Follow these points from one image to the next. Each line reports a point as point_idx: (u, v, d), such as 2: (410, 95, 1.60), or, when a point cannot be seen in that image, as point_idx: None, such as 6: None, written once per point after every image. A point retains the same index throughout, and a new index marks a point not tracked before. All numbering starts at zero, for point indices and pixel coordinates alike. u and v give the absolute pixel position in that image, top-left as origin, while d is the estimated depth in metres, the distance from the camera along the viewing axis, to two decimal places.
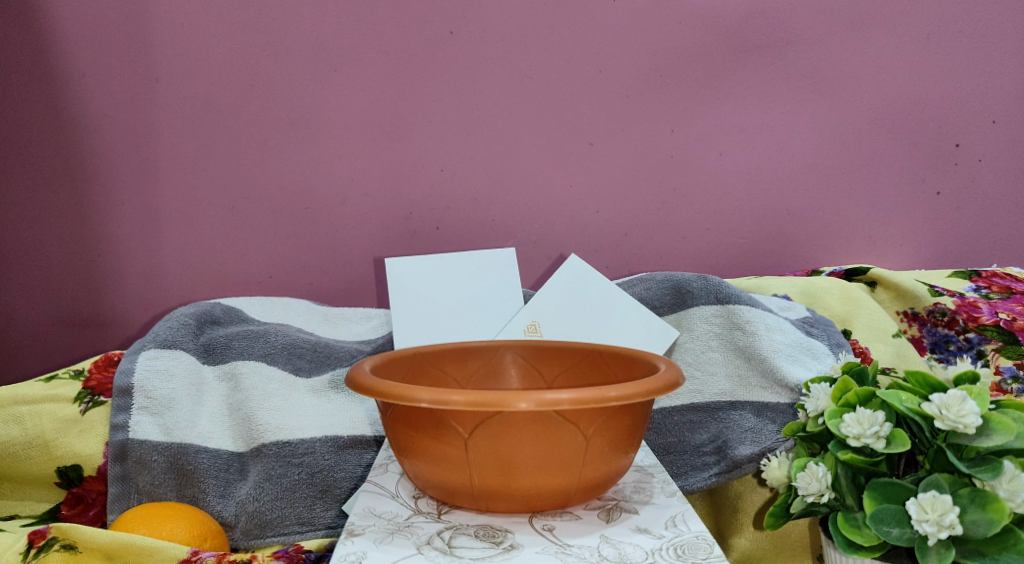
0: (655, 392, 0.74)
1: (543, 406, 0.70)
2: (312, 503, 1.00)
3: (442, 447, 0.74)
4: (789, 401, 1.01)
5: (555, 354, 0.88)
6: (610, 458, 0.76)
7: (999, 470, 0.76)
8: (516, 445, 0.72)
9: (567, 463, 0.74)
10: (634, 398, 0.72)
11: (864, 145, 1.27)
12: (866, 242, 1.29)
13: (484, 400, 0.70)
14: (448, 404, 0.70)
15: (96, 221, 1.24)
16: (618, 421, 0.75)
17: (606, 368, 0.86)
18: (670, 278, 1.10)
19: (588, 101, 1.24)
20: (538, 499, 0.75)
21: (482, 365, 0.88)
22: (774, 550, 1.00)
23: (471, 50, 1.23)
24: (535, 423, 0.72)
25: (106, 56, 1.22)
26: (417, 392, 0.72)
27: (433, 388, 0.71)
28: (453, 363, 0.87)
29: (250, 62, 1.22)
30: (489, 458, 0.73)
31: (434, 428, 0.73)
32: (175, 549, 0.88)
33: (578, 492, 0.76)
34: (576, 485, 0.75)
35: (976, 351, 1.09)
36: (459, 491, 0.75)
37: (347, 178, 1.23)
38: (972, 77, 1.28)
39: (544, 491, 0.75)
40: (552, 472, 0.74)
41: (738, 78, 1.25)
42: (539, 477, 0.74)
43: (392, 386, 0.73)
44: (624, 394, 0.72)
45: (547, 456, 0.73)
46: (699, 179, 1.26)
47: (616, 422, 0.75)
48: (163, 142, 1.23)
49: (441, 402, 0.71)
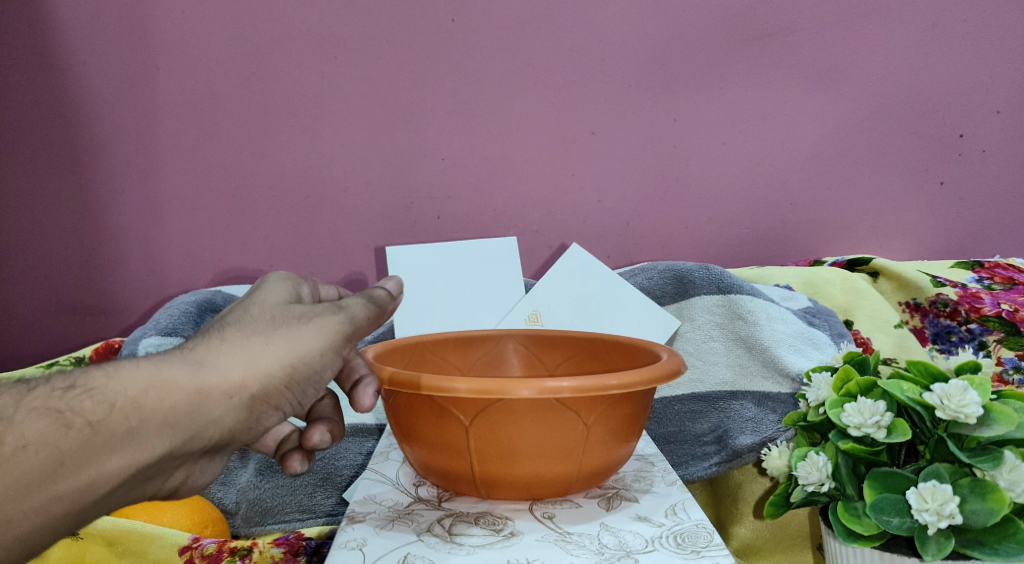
0: (655, 380, 0.73)
1: (543, 394, 0.70)
2: (312, 490, 1.02)
3: (443, 433, 0.74)
4: (789, 391, 1.00)
5: (557, 344, 0.88)
6: (609, 446, 0.76)
7: (1000, 460, 0.76)
8: (517, 432, 0.72)
9: (568, 451, 0.74)
10: (635, 386, 0.72)
11: (866, 135, 1.27)
12: (868, 233, 1.29)
13: (485, 388, 0.70)
14: (449, 392, 0.70)
15: (97, 210, 1.24)
16: (619, 409, 0.75)
17: (607, 357, 0.85)
18: (672, 268, 1.10)
19: (589, 89, 1.24)
20: (539, 486, 0.75)
21: (485, 354, 0.88)
22: (774, 539, 1.01)
23: (471, 39, 1.22)
24: (537, 411, 0.72)
25: (106, 43, 1.21)
26: (419, 379, 0.72)
27: (435, 375, 0.71)
28: (455, 351, 0.87)
29: (250, 50, 1.22)
30: (492, 446, 0.73)
31: (438, 415, 0.73)
32: (176, 536, 0.90)
33: (578, 480, 0.76)
34: (577, 473, 0.75)
35: (978, 343, 1.09)
36: (460, 478, 0.76)
37: (347, 166, 1.23)
38: (978, 66, 1.27)
39: (544, 478, 0.74)
40: (553, 460, 0.74)
41: (740, 67, 1.24)
42: (539, 465, 0.74)
43: (394, 373, 0.73)
44: (625, 382, 0.72)
45: (550, 444, 0.73)
46: (701, 170, 1.26)
47: (616, 410, 0.75)
48: (163, 129, 1.22)
49: (443, 390, 0.70)
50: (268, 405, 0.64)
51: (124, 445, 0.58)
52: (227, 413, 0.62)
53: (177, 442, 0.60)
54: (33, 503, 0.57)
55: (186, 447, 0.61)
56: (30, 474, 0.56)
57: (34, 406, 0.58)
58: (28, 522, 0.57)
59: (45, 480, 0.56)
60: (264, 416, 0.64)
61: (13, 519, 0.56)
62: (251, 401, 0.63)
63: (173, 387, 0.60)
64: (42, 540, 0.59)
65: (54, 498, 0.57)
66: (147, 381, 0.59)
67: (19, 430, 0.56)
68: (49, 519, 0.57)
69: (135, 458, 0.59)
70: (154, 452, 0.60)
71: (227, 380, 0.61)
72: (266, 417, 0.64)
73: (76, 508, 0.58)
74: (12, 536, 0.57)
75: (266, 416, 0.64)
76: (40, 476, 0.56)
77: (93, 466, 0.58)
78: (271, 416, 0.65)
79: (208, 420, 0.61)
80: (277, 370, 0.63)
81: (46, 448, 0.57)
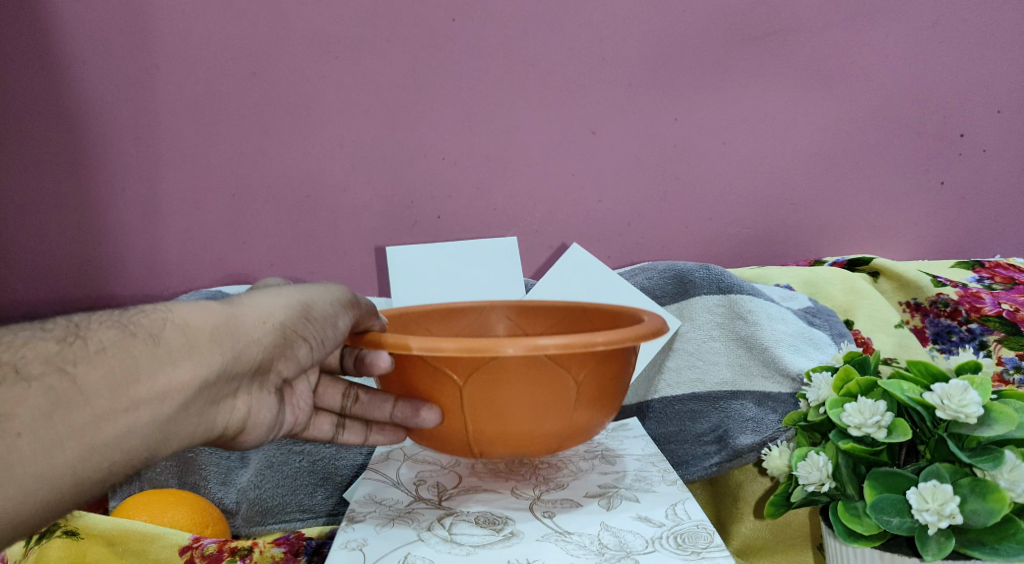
0: (642, 339, 0.73)
1: (530, 352, 0.69)
2: (312, 490, 1.02)
3: (436, 395, 0.74)
4: (790, 392, 1.00)
5: (543, 313, 0.88)
6: (598, 405, 0.76)
7: (1000, 460, 0.76)
8: (507, 392, 0.72)
9: (558, 410, 0.73)
10: (621, 344, 0.72)
11: (867, 134, 1.27)
12: (869, 233, 1.29)
13: (473, 346, 0.70)
14: (438, 350, 0.70)
15: (97, 210, 1.24)
16: (607, 368, 0.75)
17: (589, 323, 0.86)
18: (672, 268, 1.10)
19: (591, 90, 1.24)
20: (531, 448, 0.75)
21: (472, 325, 0.88)
22: (774, 539, 1.01)
23: (471, 39, 1.22)
24: (527, 370, 0.71)
25: (106, 44, 1.22)
26: (409, 340, 0.72)
27: (424, 336, 0.71)
28: (439, 322, 0.87)
29: (251, 50, 1.22)
30: (483, 407, 0.73)
31: (429, 378, 0.74)
32: (176, 536, 0.90)
33: (570, 441, 0.76)
34: (568, 433, 0.75)
35: (978, 342, 1.09)
36: (453, 441, 0.76)
37: (347, 166, 1.23)
38: (978, 66, 1.26)
39: (536, 440, 0.74)
40: (543, 420, 0.73)
41: (740, 67, 1.24)
42: (530, 426, 0.73)
43: (385, 336, 0.73)
44: (610, 340, 0.71)
45: (540, 403, 0.73)
46: (701, 169, 1.26)
47: (602, 371, 0.75)
48: (164, 129, 1.23)
49: (431, 349, 0.70)
50: (297, 336, 0.71)
51: (185, 357, 0.64)
52: (268, 337, 0.69)
53: (229, 358, 0.66)
54: (112, 405, 0.62)
55: (236, 365, 0.67)
56: (108, 377, 0.62)
57: (102, 322, 0.65)
58: (110, 426, 0.62)
59: (122, 385, 0.62)
60: (296, 347, 0.72)
61: (98, 420, 0.61)
62: (284, 328, 0.70)
63: (218, 309, 0.67)
64: (123, 446, 0.63)
65: (131, 401, 0.62)
66: (195, 306, 0.66)
67: (93, 337, 0.63)
68: (131, 426, 0.62)
69: (197, 370, 0.65)
70: (211, 366, 0.65)
71: (259, 308, 0.69)
72: (300, 348, 0.72)
73: (152, 414, 0.63)
74: (96, 443, 0.62)
75: (296, 346, 0.72)
76: (118, 378, 0.62)
77: (160, 374, 0.63)
78: (300, 348, 0.72)
79: (250, 340, 0.68)
80: (297, 304, 0.71)
81: (120, 353, 0.63)
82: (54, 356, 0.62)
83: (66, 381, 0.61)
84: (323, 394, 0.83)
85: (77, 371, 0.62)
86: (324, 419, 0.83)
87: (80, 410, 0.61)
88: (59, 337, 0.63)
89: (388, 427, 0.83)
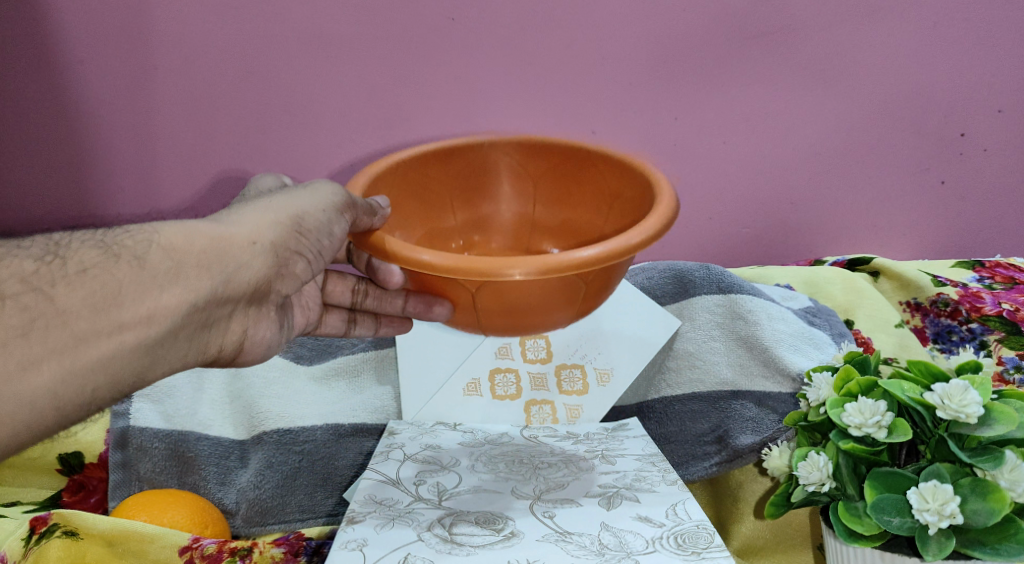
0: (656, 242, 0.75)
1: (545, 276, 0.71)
2: (312, 490, 1.02)
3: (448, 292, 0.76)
4: (790, 391, 1.00)
5: (540, 153, 0.89)
6: (605, 288, 0.79)
7: (1001, 460, 0.75)
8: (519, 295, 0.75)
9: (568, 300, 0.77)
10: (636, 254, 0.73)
11: (869, 134, 1.26)
12: (862, 227, 1.33)
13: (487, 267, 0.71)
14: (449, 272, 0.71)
15: (98, 206, 1.30)
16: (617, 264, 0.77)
17: (589, 168, 0.88)
18: (672, 268, 1.13)
19: (591, 93, 1.21)
20: (541, 325, 0.79)
21: (467, 163, 0.89)
22: (775, 539, 1.00)
23: (467, 40, 1.18)
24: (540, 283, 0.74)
25: (93, 44, 1.17)
26: (422, 258, 0.72)
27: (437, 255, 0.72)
28: (436, 166, 0.88)
29: (242, 51, 1.18)
30: (493, 303, 0.76)
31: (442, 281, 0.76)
32: (177, 536, 0.90)
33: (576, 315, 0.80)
34: (576, 310, 0.79)
35: (978, 342, 1.07)
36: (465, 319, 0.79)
37: (346, 166, 1.27)
38: (992, 69, 1.22)
39: (546, 320, 0.78)
40: (553, 308, 0.77)
41: (745, 68, 1.20)
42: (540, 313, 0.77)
43: (397, 250, 0.74)
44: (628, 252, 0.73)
45: (552, 299, 0.76)
46: (698, 167, 1.27)
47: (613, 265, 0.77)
48: (162, 127, 1.23)
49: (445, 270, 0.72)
50: (287, 252, 0.75)
51: (174, 281, 0.67)
52: (257, 260, 0.72)
53: (219, 281, 0.70)
54: (97, 326, 0.64)
55: (225, 288, 0.71)
56: (90, 300, 0.64)
57: (83, 243, 0.67)
58: (96, 346, 0.64)
59: (106, 307, 0.65)
60: (290, 262, 0.76)
61: (80, 342, 0.64)
62: (275, 249, 0.74)
63: (205, 233, 0.70)
64: (112, 368, 0.66)
65: (117, 324, 0.65)
66: (181, 231, 0.69)
67: (73, 258, 0.65)
68: (116, 349, 0.65)
69: (185, 294, 0.68)
70: (201, 290, 0.69)
71: (247, 229, 0.72)
72: (296, 262, 0.76)
73: (141, 336, 0.66)
74: (81, 363, 0.64)
75: (289, 263, 0.76)
76: (101, 300, 0.64)
77: (150, 298, 0.66)
78: (295, 262, 0.76)
79: (239, 263, 0.71)
80: (286, 221, 0.74)
81: (103, 275, 0.65)
82: (31, 276, 0.63)
83: (46, 301, 0.63)
84: (332, 293, 0.94)
85: (57, 290, 0.63)
86: (333, 317, 0.95)
87: (59, 331, 0.63)
88: (38, 256, 0.65)
89: (396, 318, 0.97)
